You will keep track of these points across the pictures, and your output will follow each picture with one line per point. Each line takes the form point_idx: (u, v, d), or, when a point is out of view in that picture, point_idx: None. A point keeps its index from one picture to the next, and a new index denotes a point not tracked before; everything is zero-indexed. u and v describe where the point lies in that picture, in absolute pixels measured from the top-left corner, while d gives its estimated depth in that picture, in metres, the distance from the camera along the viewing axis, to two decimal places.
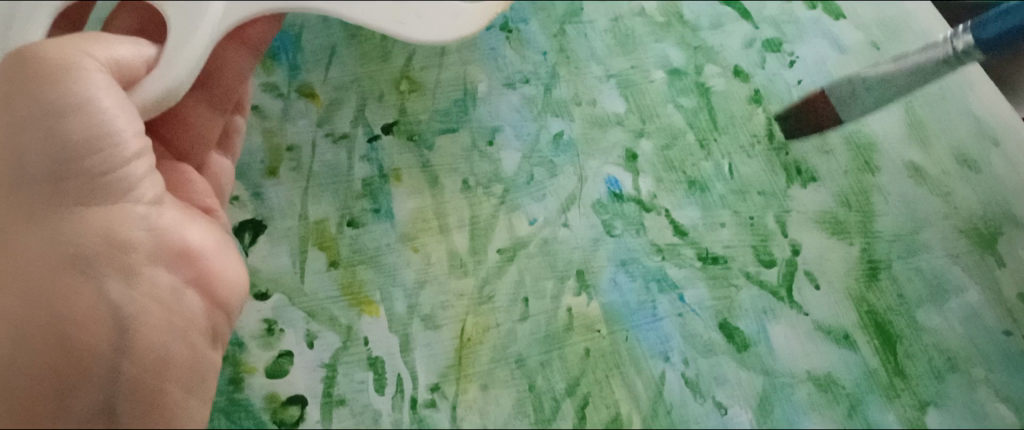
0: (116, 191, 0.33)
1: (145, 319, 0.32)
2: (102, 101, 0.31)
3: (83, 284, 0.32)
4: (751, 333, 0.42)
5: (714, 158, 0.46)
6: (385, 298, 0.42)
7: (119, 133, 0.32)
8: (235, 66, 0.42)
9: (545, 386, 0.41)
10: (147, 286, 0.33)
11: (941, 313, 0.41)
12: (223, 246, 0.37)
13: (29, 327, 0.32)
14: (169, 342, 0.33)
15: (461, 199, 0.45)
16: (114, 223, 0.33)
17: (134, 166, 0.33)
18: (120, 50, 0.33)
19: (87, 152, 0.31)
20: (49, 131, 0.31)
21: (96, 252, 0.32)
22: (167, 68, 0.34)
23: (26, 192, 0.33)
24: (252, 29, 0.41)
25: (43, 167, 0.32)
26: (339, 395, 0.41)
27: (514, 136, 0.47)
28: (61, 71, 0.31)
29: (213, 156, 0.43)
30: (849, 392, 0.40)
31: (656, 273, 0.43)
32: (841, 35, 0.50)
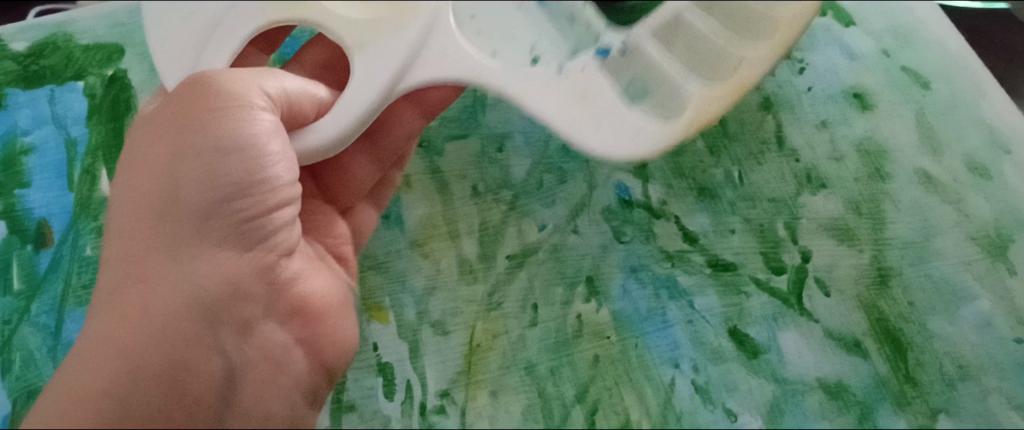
0: (263, 237, 0.36)
1: (251, 373, 0.36)
2: (268, 147, 0.35)
3: (210, 338, 0.35)
4: (762, 340, 0.41)
5: (725, 164, 0.46)
6: (395, 305, 0.42)
7: (270, 181, 0.35)
8: (405, 126, 0.45)
9: (555, 392, 0.40)
10: (261, 342, 0.37)
11: (953, 322, 0.41)
12: (348, 301, 0.42)
13: (146, 366, 0.33)
14: (272, 399, 0.36)
15: (471, 205, 0.45)
16: (245, 277, 0.36)
17: (278, 216, 0.37)
18: (290, 86, 0.37)
19: (242, 198, 0.34)
20: (214, 169, 0.34)
21: (223, 302, 0.36)
22: (341, 108, 0.38)
23: (170, 228, 0.34)
24: (430, 94, 0.44)
25: (193, 208, 0.34)
26: (349, 401, 0.40)
27: (524, 143, 0.47)
28: (235, 108, 0.34)
29: (360, 205, 0.47)
30: (860, 399, 0.40)
31: (666, 280, 0.43)
32: (853, 42, 0.50)
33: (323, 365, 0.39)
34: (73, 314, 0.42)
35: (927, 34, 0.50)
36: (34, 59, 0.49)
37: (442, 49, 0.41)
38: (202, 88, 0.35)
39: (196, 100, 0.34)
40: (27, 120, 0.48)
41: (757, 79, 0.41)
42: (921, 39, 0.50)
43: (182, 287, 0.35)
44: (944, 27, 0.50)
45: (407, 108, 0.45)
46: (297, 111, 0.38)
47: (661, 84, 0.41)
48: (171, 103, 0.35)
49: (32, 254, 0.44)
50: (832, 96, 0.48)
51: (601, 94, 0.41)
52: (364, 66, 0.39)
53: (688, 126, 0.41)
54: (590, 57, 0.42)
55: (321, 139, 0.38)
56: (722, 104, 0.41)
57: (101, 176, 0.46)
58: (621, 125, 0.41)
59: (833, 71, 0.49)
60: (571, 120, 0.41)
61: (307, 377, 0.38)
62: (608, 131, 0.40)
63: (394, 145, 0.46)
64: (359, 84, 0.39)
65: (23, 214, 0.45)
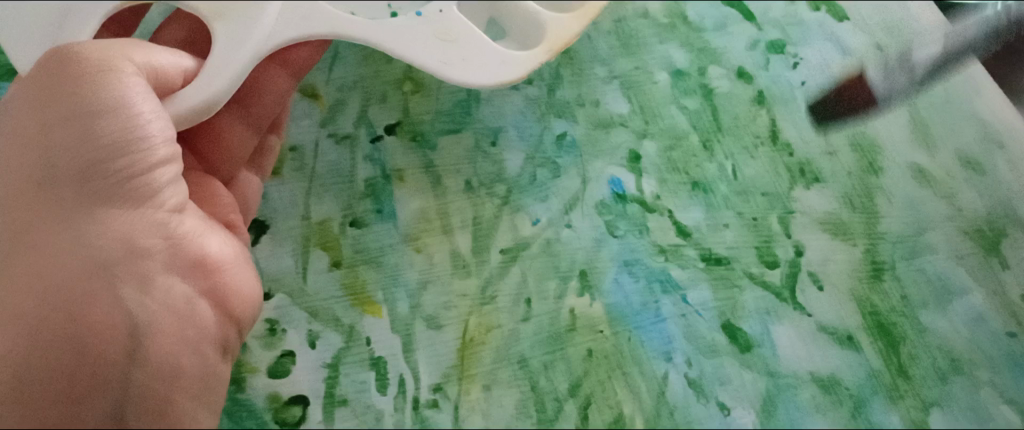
0: (143, 194, 0.33)
1: (160, 328, 0.31)
2: (140, 105, 0.33)
3: (108, 293, 0.31)
4: (755, 334, 0.41)
5: (718, 159, 0.46)
6: (387, 299, 0.42)
7: (147, 138, 0.33)
8: (274, 85, 0.45)
9: (548, 386, 0.40)
10: (161, 295, 0.32)
11: (946, 316, 0.41)
12: (241, 259, 0.37)
13: (45, 324, 0.31)
14: (181, 352, 0.31)
15: (464, 200, 0.45)
16: (134, 231, 0.32)
17: (161, 174, 0.33)
18: (160, 59, 0.36)
19: (120, 150, 0.32)
20: (84, 130, 0.32)
21: (117, 258, 0.32)
22: (208, 78, 0.38)
23: (55, 192, 0.32)
24: (294, 53, 0.45)
25: (68, 167, 0.32)
26: (342, 395, 0.40)
27: (517, 137, 0.47)
28: (101, 71, 0.33)
29: (242, 173, 0.45)
30: (852, 392, 0.40)
31: (660, 274, 0.43)
32: (847, 37, 0.50)
33: (232, 317, 0.35)
34: None
35: None
36: None
37: (299, 9, 0.42)
38: (64, 58, 0.33)
39: (60, 71, 0.33)
40: None
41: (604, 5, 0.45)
42: None
43: (67, 251, 0.32)
44: None
45: (279, 72, 0.45)
46: (165, 79, 0.36)
47: (523, 17, 0.45)
48: (36, 79, 0.34)
49: None
50: (826, 90, 0.48)
51: (464, 33, 0.43)
52: (226, 30, 0.41)
53: (551, 50, 0.43)
54: (448, 1, 0.44)
55: (193, 106, 0.37)
56: (577, 28, 0.44)
57: None
58: (490, 58, 0.42)
59: (826, 65, 0.49)
60: (440, 59, 0.42)
61: (214, 330, 0.33)
62: (479, 65, 0.42)
63: (268, 110, 0.45)
64: (229, 42, 0.40)
65: None
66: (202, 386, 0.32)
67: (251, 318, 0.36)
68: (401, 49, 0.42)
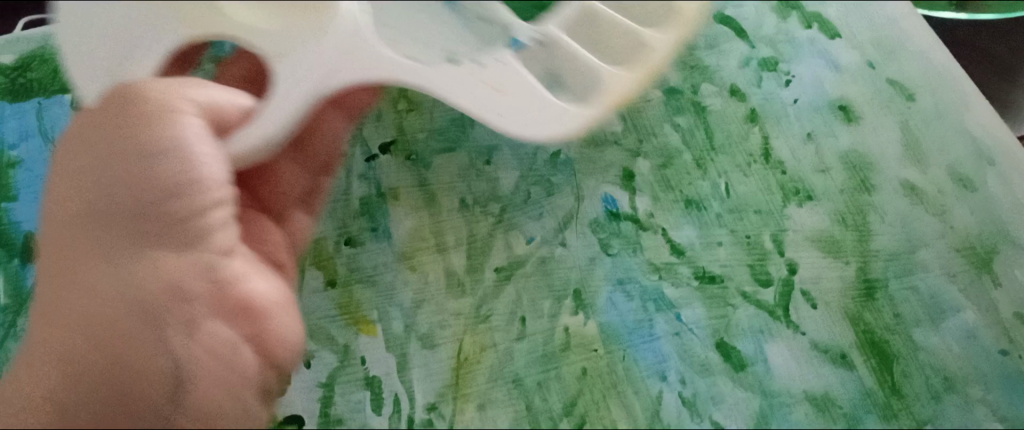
0: (198, 238, 0.34)
1: (197, 371, 0.33)
2: (196, 148, 0.34)
3: (154, 338, 0.33)
4: (748, 353, 0.41)
5: (711, 177, 0.46)
6: (383, 318, 0.42)
7: (200, 181, 0.33)
8: (330, 127, 0.45)
9: (542, 405, 0.40)
10: (207, 338, 0.33)
11: (938, 333, 0.41)
12: (291, 307, 0.36)
13: (88, 366, 0.33)
14: (217, 396, 0.33)
15: (459, 218, 0.45)
16: (187, 274, 0.33)
17: (213, 215, 0.34)
18: (212, 95, 0.37)
19: (176, 192, 0.33)
20: (139, 171, 0.33)
21: (164, 304, 0.33)
22: (262, 122, 0.37)
23: (110, 229, 0.34)
24: (347, 94, 0.46)
25: (125, 208, 0.33)
26: (336, 415, 0.40)
27: (512, 156, 0.47)
28: (159, 118, 0.34)
29: (294, 211, 0.43)
30: (846, 411, 0.40)
31: (653, 293, 0.43)
32: (838, 55, 0.51)
33: (275, 365, 0.35)
34: None
35: (911, 47, 0.51)
36: (20, 72, 0.50)
37: (353, 59, 0.36)
38: (123, 98, 0.35)
39: (119, 112, 0.34)
40: (13, 134, 0.48)
41: (661, 64, 0.40)
42: (905, 50, 0.50)
43: (118, 288, 0.33)
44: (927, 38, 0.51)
45: (335, 114, 0.45)
46: (221, 116, 0.37)
47: (580, 68, 0.40)
48: (101, 115, 0.35)
49: (19, 268, 0.43)
50: (817, 106, 0.49)
51: (519, 84, 0.38)
52: (288, 72, 0.36)
53: (606, 108, 0.40)
54: (507, 49, 0.39)
55: (245, 146, 0.37)
56: (633, 85, 0.40)
57: None
58: (547, 111, 0.39)
59: (818, 82, 0.50)
60: (496, 110, 0.39)
61: (256, 375, 0.34)
62: (532, 119, 0.39)
63: (324, 150, 0.45)
64: (291, 91, 0.36)
65: (10, 228, 0.45)
66: None
67: (293, 360, 0.36)
68: (457, 93, 0.38)
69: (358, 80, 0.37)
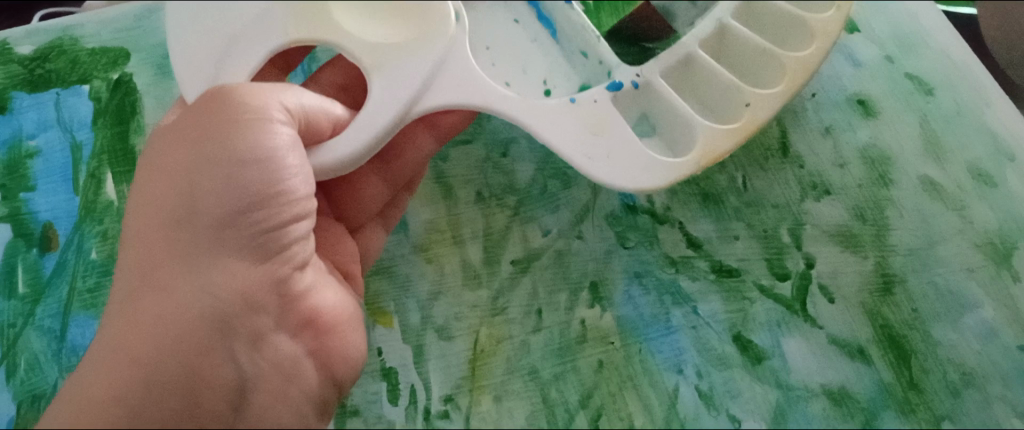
0: (277, 248, 0.34)
1: (260, 386, 0.34)
2: (289, 161, 0.34)
3: (222, 350, 0.33)
4: (766, 347, 0.41)
5: (729, 170, 0.46)
6: (399, 309, 0.42)
7: (288, 192, 0.34)
8: (416, 149, 0.45)
9: (558, 398, 0.40)
10: (270, 352, 0.34)
11: (957, 330, 0.41)
12: (355, 323, 0.38)
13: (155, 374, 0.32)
14: (283, 413, 0.34)
15: (475, 210, 0.45)
16: (259, 289, 0.34)
17: (294, 228, 0.35)
18: (308, 97, 0.36)
19: (264, 203, 0.33)
20: (229, 175, 0.32)
21: (234, 315, 0.34)
22: (353, 133, 0.37)
23: (188, 232, 0.33)
24: (445, 118, 0.45)
25: (209, 212, 0.33)
26: (353, 405, 0.40)
27: (528, 149, 0.47)
28: (253, 121, 0.33)
29: (371, 226, 0.45)
30: (863, 406, 0.40)
31: (670, 286, 0.43)
32: (856, 49, 0.50)
33: (336, 381, 0.36)
34: (79, 319, 0.42)
35: (932, 43, 0.50)
36: (39, 63, 0.49)
37: (455, 78, 0.40)
38: (224, 98, 0.34)
39: (212, 111, 0.33)
40: (31, 123, 0.48)
41: (765, 121, 0.42)
42: (925, 48, 0.50)
43: (194, 298, 0.33)
44: (948, 36, 0.50)
45: (423, 131, 0.45)
46: (315, 123, 0.36)
47: (676, 116, 0.43)
48: (193, 111, 0.34)
49: (37, 258, 0.44)
50: (835, 102, 0.48)
51: (613, 127, 0.41)
52: (383, 90, 0.38)
53: (699, 164, 0.41)
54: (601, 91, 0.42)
55: (332, 159, 0.37)
56: (730, 143, 0.41)
57: (106, 180, 0.46)
58: (636, 161, 0.40)
59: (837, 77, 0.49)
60: (584, 152, 0.40)
61: (318, 390, 0.36)
62: (626, 168, 0.40)
63: (408, 169, 0.45)
64: (380, 103, 0.38)
65: (28, 218, 0.45)
66: None
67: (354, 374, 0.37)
68: (544, 132, 0.40)
69: (458, 105, 0.40)
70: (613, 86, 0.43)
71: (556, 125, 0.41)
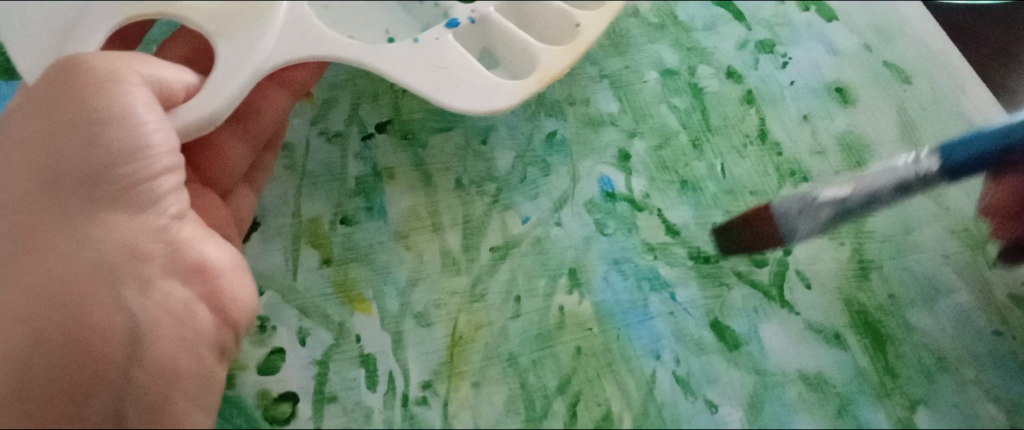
0: (137, 201, 0.33)
1: (156, 330, 0.31)
2: (142, 115, 0.35)
3: (107, 293, 0.31)
4: (742, 332, 0.41)
5: (707, 158, 0.47)
6: (378, 296, 0.42)
7: (150, 148, 0.34)
8: (273, 105, 0.46)
9: (537, 384, 0.40)
10: (162, 297, 0.32)
11: (932, 315, 0.42)
12: (243, 270, 0.35)
13: (47, 329, 0.31)
14: (180, 355, 0.31)
15: (454, 198, 0.45)
16: (133, 236, 0.32)
17: (162, 181, 0.34)
18: (165, 72, 0.38)
19: (125, 156, 0.33)
20: (89, 136, 0.33)
21: (116, 261, 0.32)
22: (209, 96, 0.39)
23: (56, 196, 0.33)
24: (295, 74, 0.47)
25: (76, 170, 0.33)
26: (331, 392, 0.39)
27: (508, 136, 0.47)
28: (105, 84, 0.35)
29: (238, 187, 0.45)
30: (839, 391, 0.40)
31: (648, 272, 0.43)
32: (835, 38, 0.51)
33: (230, 323, 0.34)
34: None
35: (911, 31, 0.51)
36: None
37: (299, 30, 0.43)
38: (72, 71, 0.35)
39: (64, 85, 0.35)
40: None
41: (592, 43, 0.46)
42: (903, 35, 0.50)
43: (76, 250, 0.32)
44: (927, 24, 0.50)
45: (276, 89, 0.46)
46: (170, 92, 0.38)
47: (517, 48, 0.46)
48: (48, 93, 0.35)
49: None
50: (814, 90, 0.49)
51: (457, 64, 0.44)
52: (233, 50, 0.42)
53: (542, 82, 0.44)
54: (442, 29, 0.45)
55: (190, 121, 0.39)
56: (568, 59, 0.45)
57: None
58: (480, 87, 0.43)
59: (815, 65, 0.50)
60: (434, 86, 0.43)
61: (214, 335, 0.33)
62: (469, 92, 0.43)
63: (265, 129, 0.46)
64: (238, 56, 0.41)
65: None
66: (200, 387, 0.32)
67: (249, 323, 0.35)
68: (398, 74, 0.43)
69: (307, 56, 0.43)
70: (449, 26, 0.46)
71: (425, 73, 0.43)
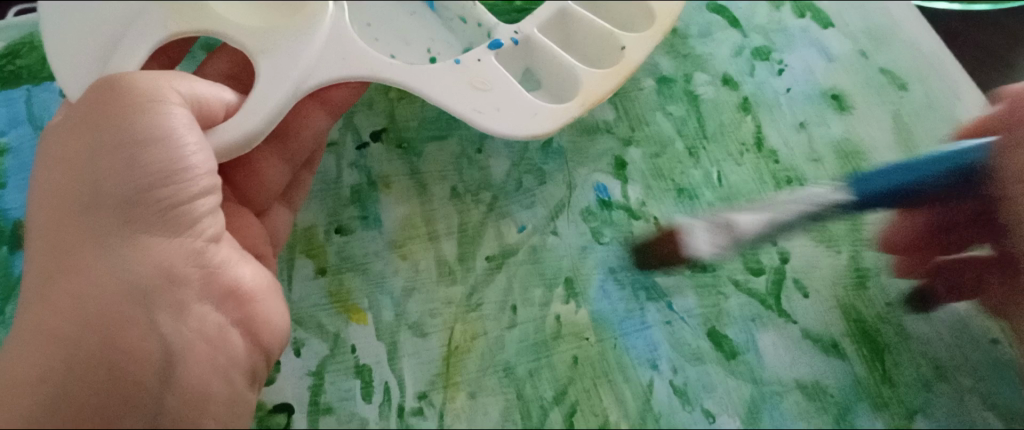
0: (179, 222, 0.32)
1: (193, 355, 0.30)
2: (185, 138, 0.33)
3: (141, 317, 0.30)
4: (740, 342, 0.41)
5: (704, 166, 0.46)
6: (373, 306, 0.42)
7: (190, 171, 0.33)
8: (311, 123, 0.44)
9: (533, 394, 0.40)
10: (197, 323, 0.31)
11: (929, 323, 0.42)
12: (275, 292, 0.35)
13: (76, 352, 0.29)
14: (213, 382, 0.30)
15: (449, 206, 0.45)
16: (174, 261, 0.31)
17: (201, 204, 0.33)
18: (201, 87, 0.36)
19: (166, 180, 0.32)
20: (131, 158, 0.31)
21: (153, 286, 0.31)
22: (247, 114, 0.38)
23: (91, 212, 0.31)
24: (335, 92, 0.44)
25: (112, 191, 0.31)
26: (326, 403, 0.39)
27: (503, 145, 0.47)
28: (150, 103, 0.33)
29: (274, 207, 0.43)
30: (837, 400, 0.40)
31: (645, 281, 0.43)
32: (829, 44, 0.51)
33: (262, 348, 0.34)
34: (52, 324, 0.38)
35: (904, 35, 0.51)
36: (10, 59, 0.46)
37: (339, 50, 0.42)
38: (112, 87, 0.33)
39: (104, 101, 0.33)
40: (3, 121, 0.44)
41: (640, 62, 0.45)
42: (897, 40, 0.50)
43: (111, 274, 0.30)
44: (921, 29, 0.51)
45: (315, 109, 0.44)
46: (208, 110, 0.36)
47: (558, 67, 0.46)
48: (80, 106, 0.33)
49: (7, 255, 0.40)
50: (809, 96, 0.49)
51: (500, 85, 0.43)
52: (273, 65, 0.40)
53: (584, 105, 0.43)
54: (484, 50, 0.44)
55: (228, 140, 0.37)
56: (613, 85, 0.44)
57: None
58: (524, 110, 0.42)
59: (809, 71, 0.50)
60: (475, 108, 0.42)
61: (246, 360, 0.32)
62: (513, 115, 0.42)
63: (303, 146, 0.44)
64: (280, 75, 0.40)
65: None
66: (229, 413, 0.30)
67: (279, 346, 0.35)
68: (438, 96, 0.42)
69: (345, 76, 0.41)
70: (494, 46, 0.45)
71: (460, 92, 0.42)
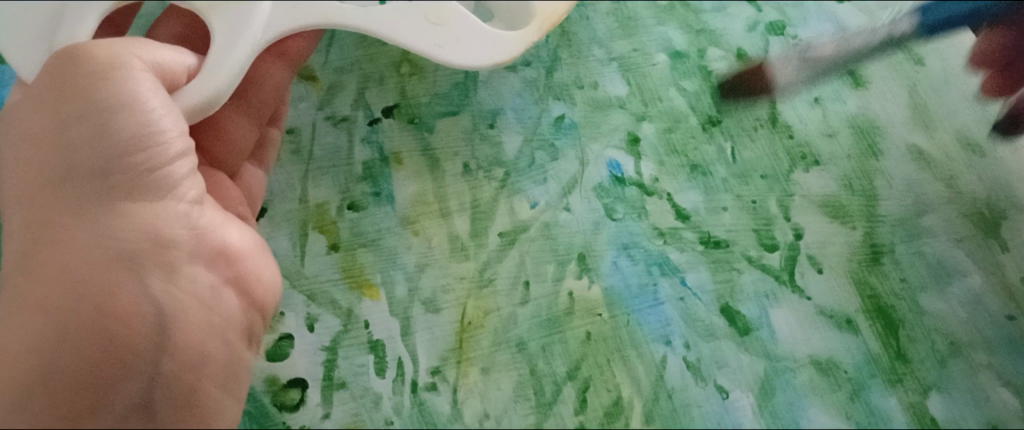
0: (159, 188, 0.34)
1: (187, 318, 0.33)
2: (151, 102, 0.34)
3: (134, 282, 0.32)
4: (753, 317, 0.41)
5: (717, 141, 0.46)
6: (385, 281, 0.42)
7: (162, 133, 0.34)
8: (273, 77, 0.45)
9: (546, 369, 0.40)
10: (187, 284, 0.33)
11: (943, 298, 0.41)
12: (262, 251, 0.37)
13: (72, 321, 0.31)
14: (209, 343, 0.33)
15: (461, 182, 0.45)
16: (159, 222, 0.33)
17: (178, 167, 0.34)
18: (165, 54, 0.37)
19: (136, 145, 0.33)
20: (101, 127, 0.33)
21: (142, 248, 0.33)
22: (211, 76, 0.39)
23: (74, 186, 0.33)
24: (291, 42, 0.46)
25: (90, 162, 0.33)
26: (339, 378, 0.40)
27: (515, 120, 0.47)
28: (111, 70, 0.34)
29: (246, 166, 0.44)
30: (850, 376, 0.40)
31: (657, 257, 0.43)
32: (844, 19, 0.50)
33: (257, 305, 0.36)
34: None
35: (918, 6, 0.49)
36: None
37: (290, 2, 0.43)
38: (75, 56, 0.34)
39: (68, 72, 0.34)
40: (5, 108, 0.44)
41: None
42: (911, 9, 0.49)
43: (97, 240, 0.33)
44: None
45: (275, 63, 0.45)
46: (172, 73, 0.37)
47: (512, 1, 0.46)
48: (54, 78, 0.34)
49: None
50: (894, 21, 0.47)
51: (456, 18, 0.43)
52: (225, 27, 0.41)
53: (541, 29, 0.44)
54: None
55: (200, 99, 0.38)
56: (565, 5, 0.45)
57: None
58: (484, 39, 0.43)
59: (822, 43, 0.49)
60: (434, 43, 0.43)
61: (240, 317, 0.35)
62: (473, 45, 0.43)
63: (268, 100, 0.45)
64: (229, 37, 0.41)
65: None
66: (225, 373, 0.33)
67: (273, 304, 0.37)
68: (400, 37, 0.43)
69: (303, 27, 0.43)
70: None
71: (419, 31, 0.43)
